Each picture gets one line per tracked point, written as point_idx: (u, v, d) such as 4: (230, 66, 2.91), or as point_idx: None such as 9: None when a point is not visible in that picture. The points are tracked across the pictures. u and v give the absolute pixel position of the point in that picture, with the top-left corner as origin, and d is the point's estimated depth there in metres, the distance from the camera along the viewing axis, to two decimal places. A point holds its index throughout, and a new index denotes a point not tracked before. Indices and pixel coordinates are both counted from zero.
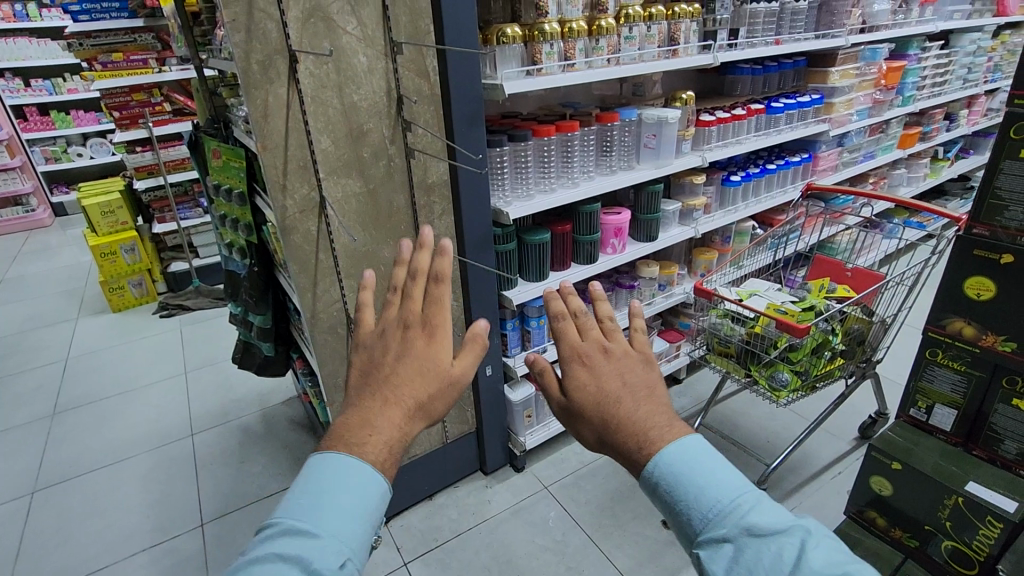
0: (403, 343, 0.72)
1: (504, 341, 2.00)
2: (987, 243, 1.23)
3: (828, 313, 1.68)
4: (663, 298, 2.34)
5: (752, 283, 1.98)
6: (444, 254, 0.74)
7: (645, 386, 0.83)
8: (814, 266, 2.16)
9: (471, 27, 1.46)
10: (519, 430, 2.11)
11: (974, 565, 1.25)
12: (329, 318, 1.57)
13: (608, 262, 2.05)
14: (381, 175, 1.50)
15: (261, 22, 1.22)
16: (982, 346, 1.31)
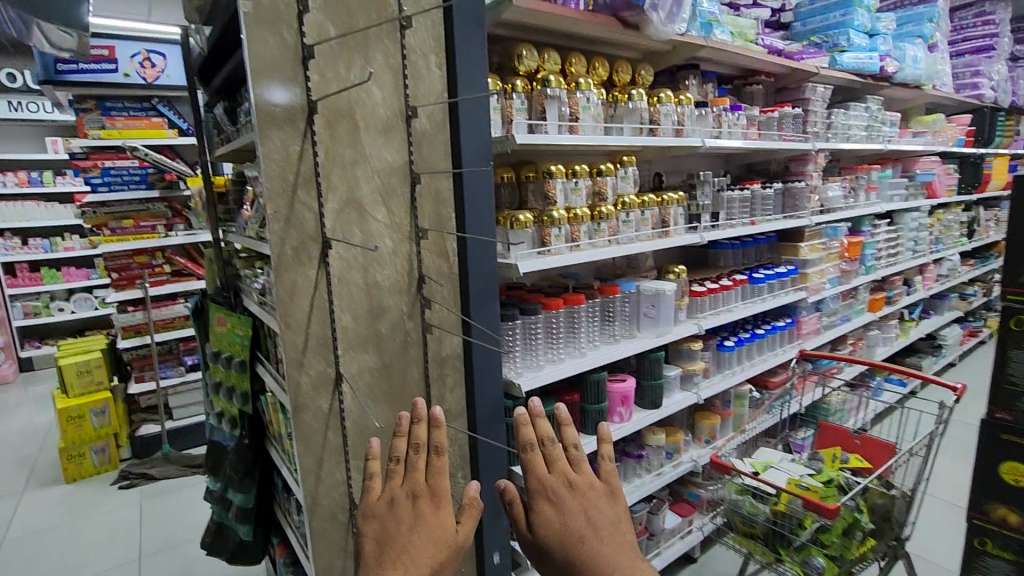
0: (412, 510, 1.05)
1: None
2: (1011, 426, 1.52)
3: (854, 491, 1.64)
4: (671, 466, 2.27)
5: (764, 453, 1.96)
6: (439, 429, 1.14)
7: (608, 522, 0.99)
8: (820, 433, 2.15)
9: (488, 216, 1.59)
10: None
11: None
12: (330, 503, 1.44)
13: (616, 431, 2.01)
14: (396, 350, 1.50)
15: (300, 212, 1.30)
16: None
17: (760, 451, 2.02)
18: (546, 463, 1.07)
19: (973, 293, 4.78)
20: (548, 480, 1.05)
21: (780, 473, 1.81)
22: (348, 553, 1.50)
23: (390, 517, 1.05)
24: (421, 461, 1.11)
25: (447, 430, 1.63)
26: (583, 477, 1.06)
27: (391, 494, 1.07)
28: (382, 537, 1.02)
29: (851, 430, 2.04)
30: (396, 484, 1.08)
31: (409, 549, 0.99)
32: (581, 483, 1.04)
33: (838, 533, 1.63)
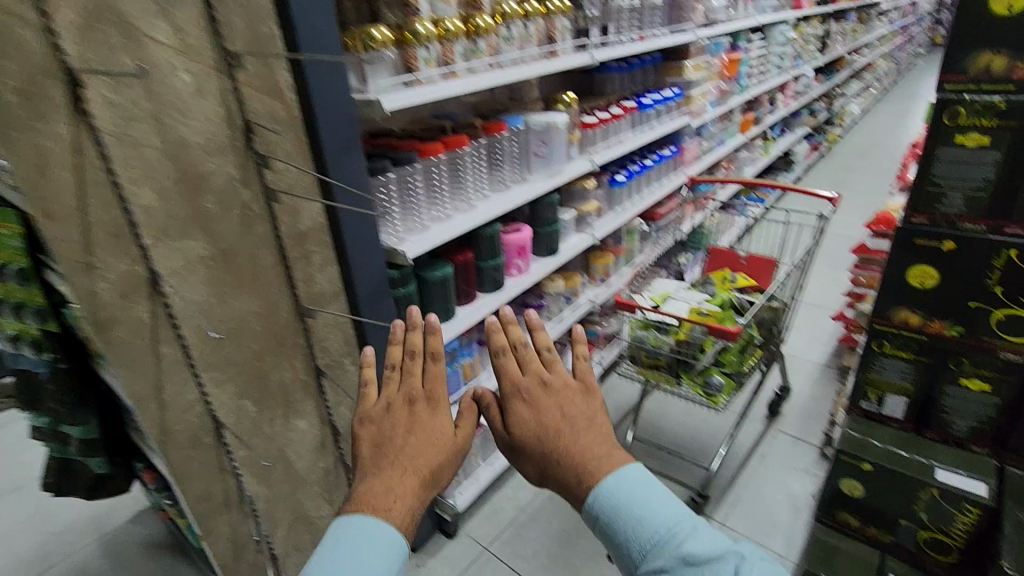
0: (410, 415, 0.99)
1: None
2: (928, 230, 1.26)
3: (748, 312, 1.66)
4: (571, 311, 2.23)
5: (661, 286, 1.96)
6: (436, 335, 1.09)
7: (584, 417, 1.07)
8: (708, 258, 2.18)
9: (330, 33, 1.16)
10: (447, 493, 1.84)
11: (952, 551, 1.16)
12: (187, 428, 1.16)
13: (516, 286, 1.87)
14: (235, 231, 1.13)
15: (8, 28, 0.79)
16: (927, 333, 1.34)
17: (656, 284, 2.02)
18: (519, 367, 1.17)
19: (819, 108, 5.11)
20: (525, 383, 1.11)
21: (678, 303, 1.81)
22: (227, 475, 1.26)
23: (386, 420, 0.99)
24: (417, 366, 1.06)
25: (325, 318, 1.35)
26: (555, 379, 1.15)
27: (389, 400, 1.01)
28: (378, 441, 0.96)
29: (738, 251, 2.08)
30: (394, 388, 1.03)
31: (407, 454, 0.93)
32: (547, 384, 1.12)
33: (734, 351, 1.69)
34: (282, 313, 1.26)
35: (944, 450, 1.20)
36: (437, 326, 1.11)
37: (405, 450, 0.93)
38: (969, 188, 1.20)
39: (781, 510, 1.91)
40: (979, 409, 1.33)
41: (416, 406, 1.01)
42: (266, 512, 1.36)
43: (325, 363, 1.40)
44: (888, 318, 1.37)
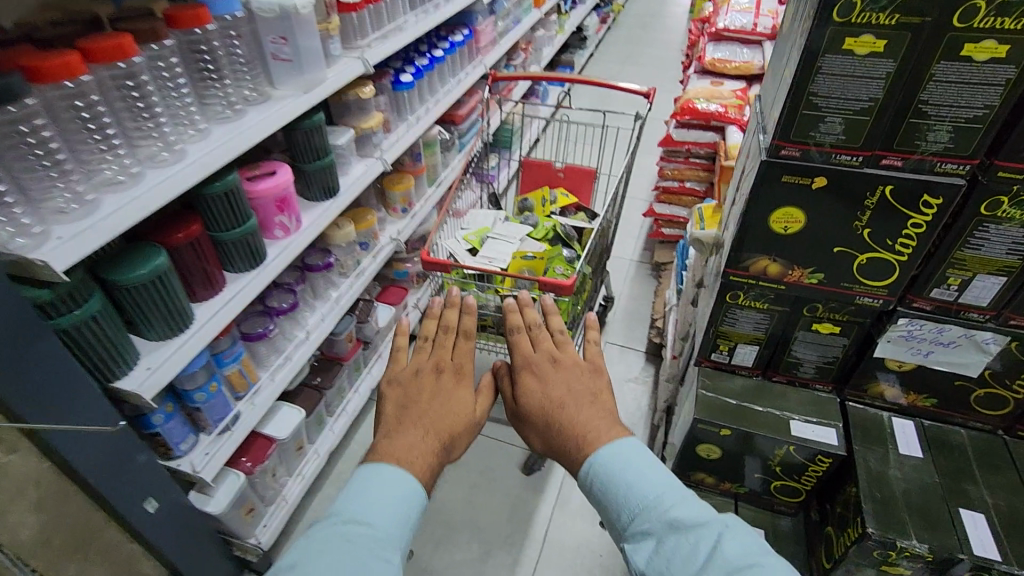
0: (436, 382, 1.16)
1: (162, 442, 1.15)
2: (800, 167, 0.89)
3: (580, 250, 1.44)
4: (370, 259, 1.79)
5: (476, 218, 1.62)
6: (464, 312, 1.27)
7: (590, 393, 1.14)
8: (523, 172, 1.84)
9: None
10: (244, 534, 1.39)
11: (800, 492, 1.12)
12: None
13: (285, 255, 1.35)
14: None
15: None
16: (786, 282, 1.05)
17: (470, 218, 1.64)
18: (531, 344, 1.24)
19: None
20: (535, 359, 1.21)
21: (498, 246, 1.49)
22: None
23: (413, 385, 1.16)
24: (446, 341, 1.23)
25: None
26: (565, 355, 1.22)
27: (417, 368, 1.19)
28: (402, 403, 1.12)
29: (555, 162, 1.78)
30: (422, 357, 1.22)
31: (420, 415, 1.09)
32: (542, 364, 1.20)
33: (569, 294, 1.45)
34: None
35: (794, 399, 1.13)
36: (466, 306, 1.24)
37: (422, 414, 1.10)
38: (850, 110, 0.83)
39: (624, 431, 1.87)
40: (831, 352, 1.12)
41: (438, 376, 1.17)
42: None
43: None
44: (747, 267, 1.04)
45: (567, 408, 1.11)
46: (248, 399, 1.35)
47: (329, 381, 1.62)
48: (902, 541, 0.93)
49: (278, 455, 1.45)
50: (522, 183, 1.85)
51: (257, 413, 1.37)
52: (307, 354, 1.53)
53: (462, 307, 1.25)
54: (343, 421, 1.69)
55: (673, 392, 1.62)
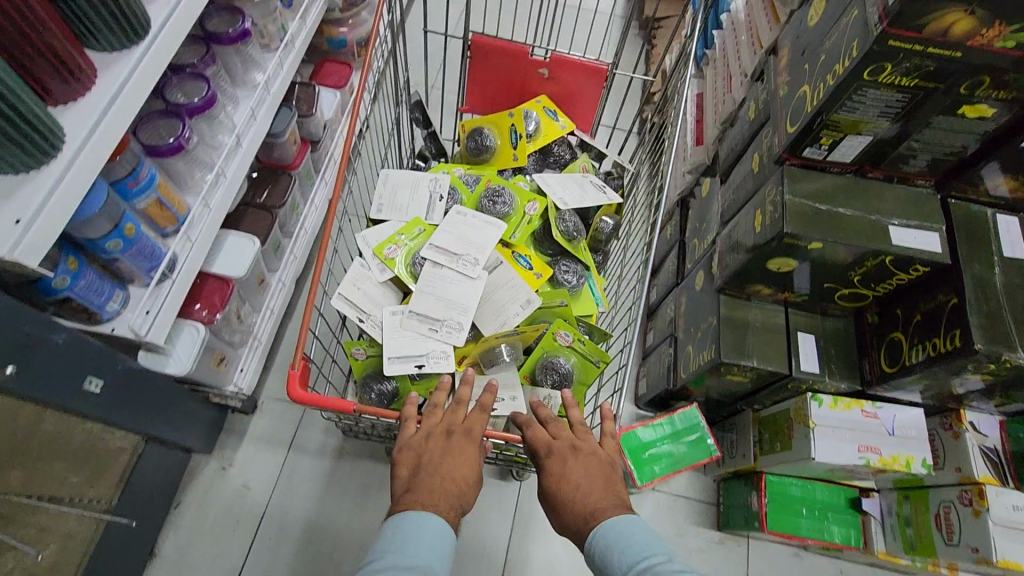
0: (448, 444, 0.83)
1: (85, 303, 0.86)
2: None
3: (576, 271, 1.28)
4: (299, 22, 1.28)
5: (415, 207, 1.28)
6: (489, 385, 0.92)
7: (607, 481, 0.81)
8: (479, 58, 1.39)
9: None
10: (220, 384, 1.19)
11: (868, 298, 1.00)
12: None
13: (176, 16, 0.86)
14: None
15: None
16: (965, 48, 0.68)
17: (393, 207, 1.28)
18: (543, 431, 0.87)
19: None
20: (554, 446, 0.84)
21: (448, 284, 1.15)
22: None
23: (428, 447, 0.83)
24: (460, 411, 0.88)
25: None
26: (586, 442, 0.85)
27: (426, 428, 0.86)
28: (416, 462, 0.82)
29: (538, 51, 1.36)
30: (434, 420, 0.88)
31: (443, 468, 0.80)
32: (558, 457, 0.83)
33: (577, 361, 1.16)
34: None
35: (888, 197, 0.89)
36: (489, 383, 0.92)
37: (441, 464, 0.81)
38: None
39: (608, 393, 1.59)
40: (955, 139, 0.81)
41: (455, 437, 0.85)
42: None
43: None
44: (914, 28, 0.67)
45: (589, 502, 0.78)
46: (183, 239, 1.01)
47: (279, 196, 1.27)
48: (1008, 356, 0.80)
49: (238, 292, 1.18)
50: (481, 67, 1.40)
51: (200, 252, 1.04)
52: (244, 167, 1.14)
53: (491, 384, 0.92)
54: (304, 242, 1.41)
55: (690, 187, 1.43)
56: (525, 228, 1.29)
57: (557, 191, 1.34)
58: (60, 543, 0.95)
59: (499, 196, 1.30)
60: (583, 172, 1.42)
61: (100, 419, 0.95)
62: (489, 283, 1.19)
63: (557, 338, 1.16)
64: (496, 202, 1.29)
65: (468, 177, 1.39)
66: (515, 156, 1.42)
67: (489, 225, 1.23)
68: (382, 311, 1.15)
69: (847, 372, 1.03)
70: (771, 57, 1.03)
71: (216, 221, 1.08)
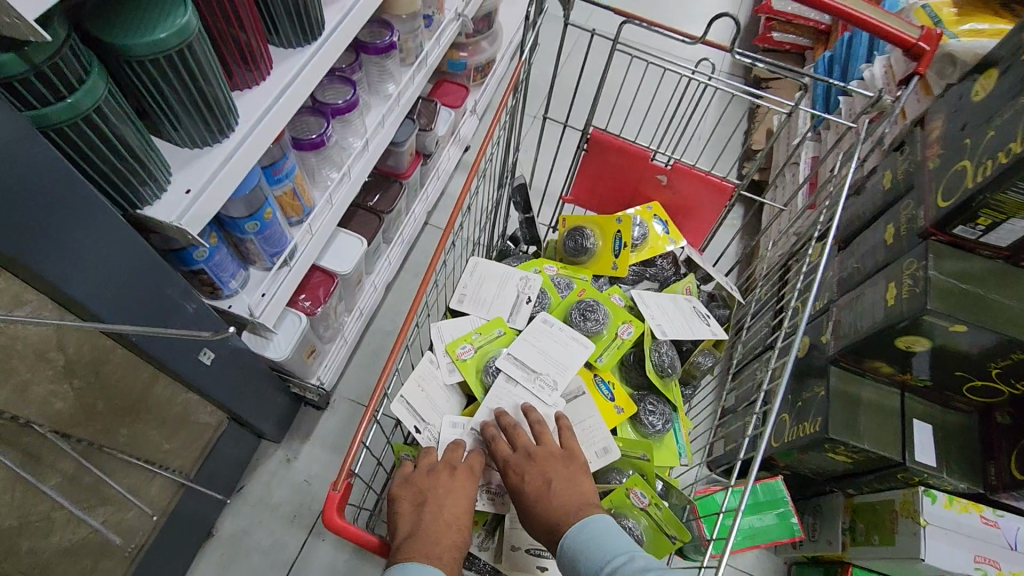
0: (436, 480, 0.67)
1: (205, 281, 0.89)
2: None
3: (663, 412, 0.84)
4: (435, 43, 1.32)
5: (491, 293, 0.88)
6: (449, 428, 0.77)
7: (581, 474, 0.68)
8: (595, 154, 0.95)
9: None
10: (305, 376, 1.20)
11: (1002, 397, 0.92)
12: None
13: (346, 24, 0.92)
14: None
15: None
16: None
17: (479, 298, 0.88)
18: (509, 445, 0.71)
19: None
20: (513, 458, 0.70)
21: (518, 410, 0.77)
22: None
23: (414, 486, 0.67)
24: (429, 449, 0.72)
25: None
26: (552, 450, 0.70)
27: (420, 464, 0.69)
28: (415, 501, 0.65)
29: (660, 156, 0.92)
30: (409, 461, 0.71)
31: (435, 508, 0.64)
32: (519, 467, 0.68)
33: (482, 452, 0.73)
34: None
35: None
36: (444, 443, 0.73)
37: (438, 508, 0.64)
38: None
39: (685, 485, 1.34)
40: None
41: (439, 472, 0.68)
42: None
43: None
44: None
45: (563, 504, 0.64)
46: (304, 232, 1.04)
47: (389, 202, 1.30)
48: None
49: (339, 289, 1.21)
50: (635, 158, 0.94)
51: (316, 244, 1.08)
52: (365, 171, 1.18)
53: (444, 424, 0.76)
54: (400, 249, 1.43)
55: None
56: (617, 351, 0.86)
57: (655, 311, 0.89)
58: (141, 509, 0.96)
59: (594, 308, 0.87)
60: (688, 294, 0.93)
61: (193, 393, 0.97)
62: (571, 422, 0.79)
63: (630, 495, 0.75)
64: (584, 319, 0.85)
65: (563, 254, 0.97)
66: (614, 264, 0.94)
67: (577, 345, 0.82)
68: (444, 416, 0.77)
69: (967, 473, 0.95)
70: (918, 129, 1.00)
71: (334, 218, 1.10)
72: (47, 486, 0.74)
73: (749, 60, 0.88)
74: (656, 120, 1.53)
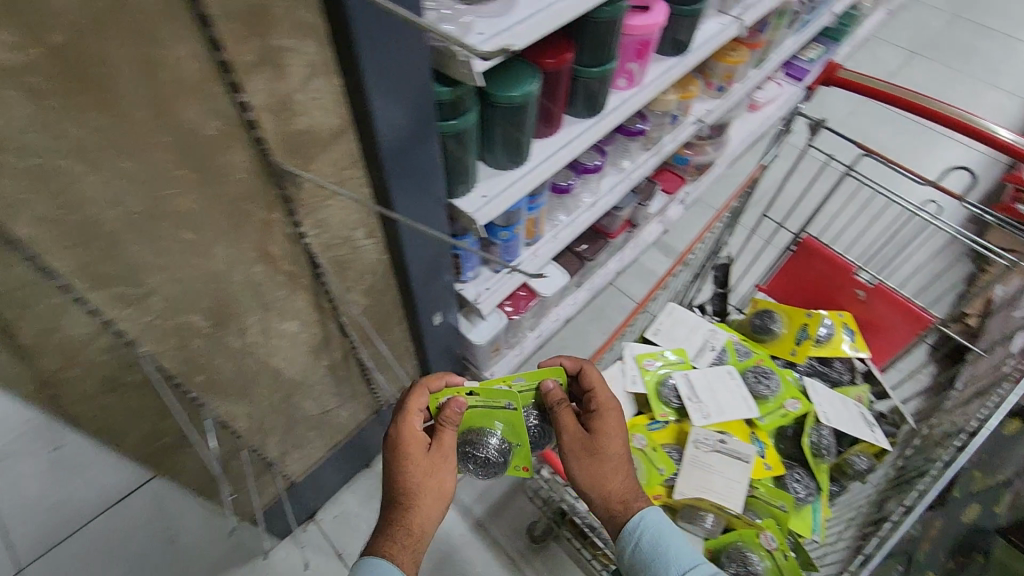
0: (423, 458, 0.82)
1: (457, 263, 1.18)
2: None
3: (808, 482, 0.84)
4: (673, 137, 1.55)
5: (678, 333, 0.96)
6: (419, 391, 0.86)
7: (604, 461, 0.79)
8: (800, 257, 1.04)
9: None
10: (483, 366, 1.44)
11: None
12: (89, 374, 0.69)
13: (620, 108, 1.18)
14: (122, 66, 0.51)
15: None
16: None
17: (670, 335, 0.97)
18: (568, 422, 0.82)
19: None
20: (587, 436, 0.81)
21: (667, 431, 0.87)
22: (196, 406, 0.85)
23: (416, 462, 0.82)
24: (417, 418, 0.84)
25: (320, 184, 0.76)
26: (601, 435, 0.81)
27: (408, 433, 0.83)
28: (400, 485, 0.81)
29: (863, 272, 0.98)
30: (414, 419, 0.84)
31: (411, 487, 0.80)
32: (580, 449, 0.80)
33: (507, 431, 0.85)
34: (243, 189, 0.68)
35: None
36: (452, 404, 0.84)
37: (407, 479, 0.81)
38: None
39: None
40: None
41: (430, 450, 0.83)
42: (251, 427, 1.00)
43: (335, 247, 0.87)
44: None
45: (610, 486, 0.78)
46: (531, 251, 1.31)
47: (594, 252, 1.53)
48: None
49: (533, 307, 1.44)
50: (839, 269, 1.00)
51: (534, 265, 1.32)
52: (587, 222, 1.42)
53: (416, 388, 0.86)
54: (586, 293, 1.63)
55: None
56: (779, 418, 0.89)
57: (826, 397, 0.91)
58: (348, 415, 1.25)
59: (768, 375, 0.91)
60: (857, 401, 0.94)
61: (414, 344, 1.25)
62: (713, 460, 0.81)
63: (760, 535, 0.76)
64: (758, 380, 0.90)
65: (748, 326, 1.03)
66: (793, 350, 0.99)
67: (744, 399, 0.87)
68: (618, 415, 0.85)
69: None
70: None
71: (554, 249, 1.35)
72: (322, 363, 1.05)
73: (977, 213, 0.94)
74: (862, 251, 1.55)
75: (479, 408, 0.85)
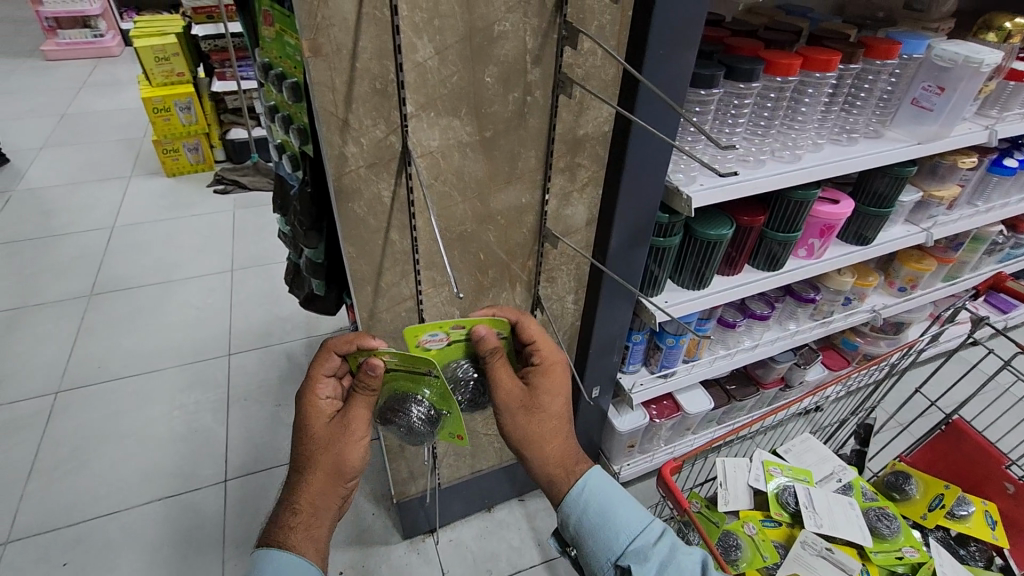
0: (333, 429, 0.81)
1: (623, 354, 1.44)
2: None
3: None
4: (843, 317, 1.68)
5: (809, 457, 1.08)
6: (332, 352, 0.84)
7: (555, 424, 0.87)
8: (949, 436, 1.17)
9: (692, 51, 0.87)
10: (614, 457, 1.60)
11: None
12: (391, 322, 1.08)
13: (795, 271, 1.41)
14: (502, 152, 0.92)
15: (370, 53, 0.74)
16: None
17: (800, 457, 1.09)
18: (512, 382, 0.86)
19: None
20: (516, 397, 0.85)
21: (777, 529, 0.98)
22: None
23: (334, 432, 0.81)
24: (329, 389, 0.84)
25: (561, 251, 1.12)
26: (541, 396, 0.87)
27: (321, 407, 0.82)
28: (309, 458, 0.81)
29: (1012, 466, 1.08)
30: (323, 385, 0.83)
31: (328, 458, 0.81)
32: (532, 409, 0.86)
33: (436, 398, 0.83)
34: (519, 239, 1.06)
35: None
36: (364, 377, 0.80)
37: (324, 453, 0.81)
38: None
39: None
40: None
41: (347, 422, 0.82)
42: None
43: (550, 301, 1.21)
44: None
45: (553, 450, 0.86)
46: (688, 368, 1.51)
47: (742, 392, 1.66)
48: None
49: (674, 421, 1.60)
50: (986, 455, 1.12)
51: (687, 380, 1.51)
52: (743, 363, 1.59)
53: (330, 347, 0.84)
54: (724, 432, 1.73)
55: None
56: (892, 558, 0.95)
57: (949, 561, 0.96)
58: (497, 447, 1.51)
59: (889, 517, 1.00)
60: None
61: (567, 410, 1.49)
62: (817, 564, 0.91)
63: None
64: (878, 519, 0.99)
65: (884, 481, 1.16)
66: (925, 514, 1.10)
67: (858, 526, 0.96)
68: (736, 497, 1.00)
69: None
70: None
71: (706, 374, 1.53)
72: None
73: None
74: None
75: (402, 372, 0.83)
